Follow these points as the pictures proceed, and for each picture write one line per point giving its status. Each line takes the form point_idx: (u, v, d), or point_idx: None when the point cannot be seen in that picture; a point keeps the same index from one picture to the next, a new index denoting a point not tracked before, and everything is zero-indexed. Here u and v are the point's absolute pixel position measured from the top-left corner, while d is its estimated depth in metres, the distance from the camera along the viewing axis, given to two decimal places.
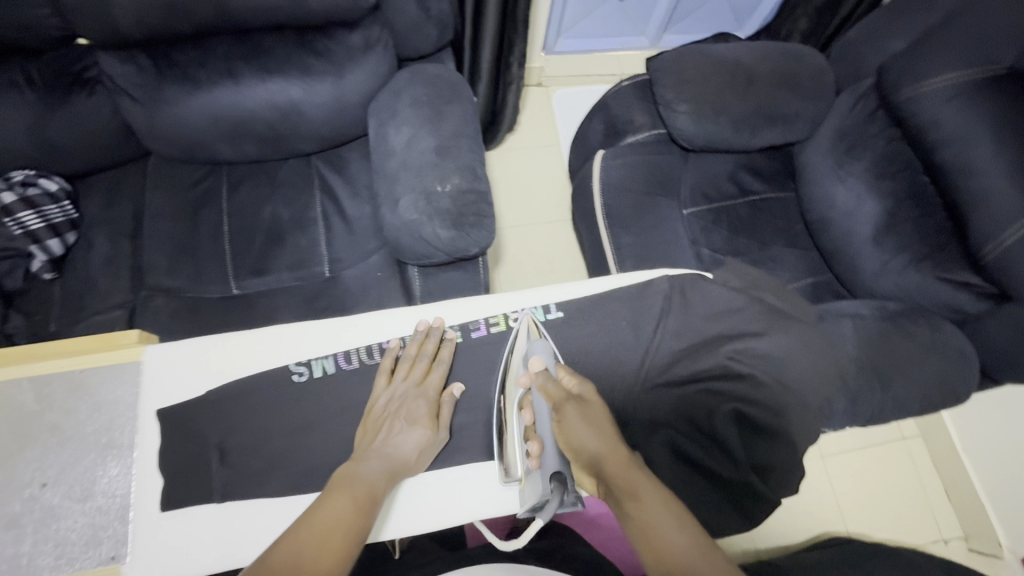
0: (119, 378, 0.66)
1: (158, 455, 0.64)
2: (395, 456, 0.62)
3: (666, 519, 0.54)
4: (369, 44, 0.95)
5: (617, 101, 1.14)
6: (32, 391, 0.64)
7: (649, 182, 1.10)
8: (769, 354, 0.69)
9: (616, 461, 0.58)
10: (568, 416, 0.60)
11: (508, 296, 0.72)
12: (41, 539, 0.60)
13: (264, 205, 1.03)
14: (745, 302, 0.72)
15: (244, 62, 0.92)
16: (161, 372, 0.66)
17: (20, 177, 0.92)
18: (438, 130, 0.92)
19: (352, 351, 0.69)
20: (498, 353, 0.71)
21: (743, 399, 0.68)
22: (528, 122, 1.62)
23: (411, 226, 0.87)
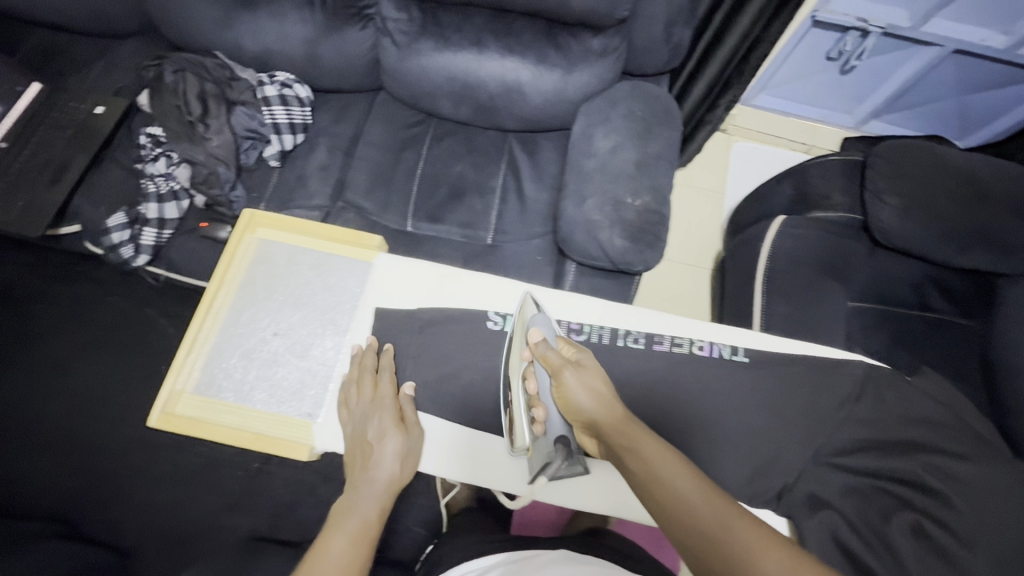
0: (351, 271, 0.75)
1: (366, 346, 0.72)
2: (379, 480, 0.64)
3: (670, 468, 0.54)
4: (606, 51, 1.00)
5: (817, 172, 1.11)
6: (287, 257, 0.76)
7: (824, 262, 1.05)
8: (964, 479, 0.64)
9: (616, 418, 0.59)
10: (569, 380, 0.60)
11: (699, 324, 0.67)
12: (260, 378, 0.70)
13: (455, 162, 1.12)
14: (947, 419, 0.67)
15: (494, 37, 1.00)
16: (386, 279, 0.75)
17: (282, 79, 1.09)
18: (642, 146, 0.95)
19: (545, 321, 0.68)
20: (675, 375, 0.65)
21: (927, 512, 0.63)
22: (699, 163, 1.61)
23: (588, 225, 0.91)
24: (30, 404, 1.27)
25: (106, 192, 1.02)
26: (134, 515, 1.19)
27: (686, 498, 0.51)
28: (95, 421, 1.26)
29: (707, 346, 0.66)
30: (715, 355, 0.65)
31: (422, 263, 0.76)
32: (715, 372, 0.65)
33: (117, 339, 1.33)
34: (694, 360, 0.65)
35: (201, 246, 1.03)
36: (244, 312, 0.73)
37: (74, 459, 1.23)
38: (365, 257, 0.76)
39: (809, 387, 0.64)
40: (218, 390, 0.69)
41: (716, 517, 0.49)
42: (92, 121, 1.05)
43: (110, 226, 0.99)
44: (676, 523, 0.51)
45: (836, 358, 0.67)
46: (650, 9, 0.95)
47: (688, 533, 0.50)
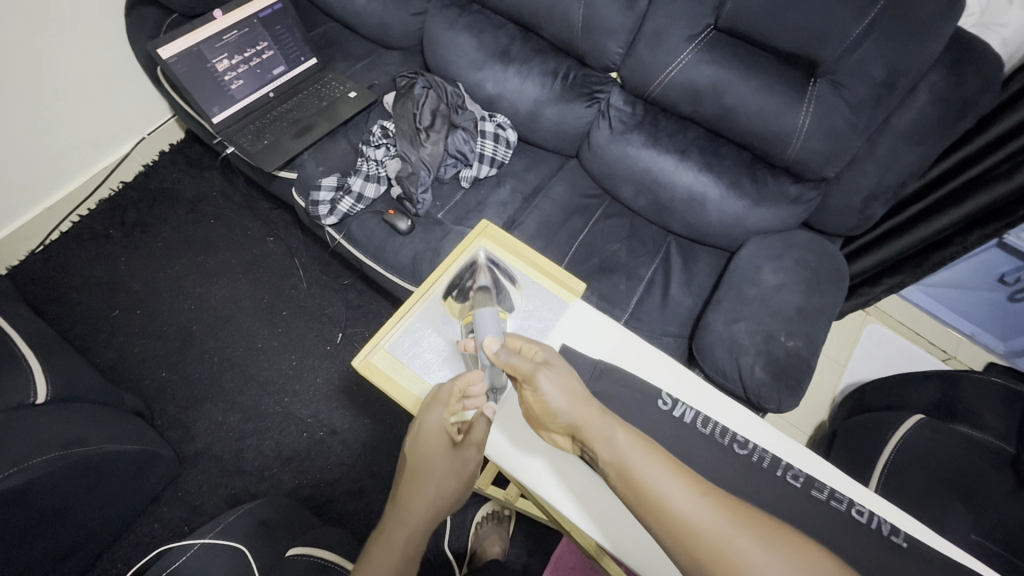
0: (550, 302, 0.82)
1: None
2: (427, 502, 0.62)
3: (639, 459, 0.51)
4: (799, 198, 1.06)
5: (973, 388, 1.07)
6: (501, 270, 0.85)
7: (958, 481, 0.96)
8: None
9: (585, 414, 0.57)
10: (542, 383, 0.59)
11: (858, 489, 0.66)
12: (447, 365, 0.77)
13: (615, 241, 1.19)
14: None
15: (699, 152, 1.11)
16: (573, 322, 0.78)
17: (501, 121, 1.24)
18: (808, 295, 0.98)
19: (710, 419, 0.68)
20: (828, 530, 0.62)
21: None
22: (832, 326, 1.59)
23: (734, 346, 0.93)
24: (169, 298, 1.42)
25: (330, 158, 1.20)
26: (202, 430, 1.28)
27: (659, 492, 0.49)
28: (210, 333, 1.39)
29: (865, 514, 0.63)
30: (872, 525, 0.62)
31: (612, 324, 0.78)
32: (868, 544, 0.61)
33: (257, 273, 1.47)
34: (849, 522, 0.62)
35: (379, 228, 1.15)
36: (453, 302, 0.81)
37: (180, 359, 1.35)
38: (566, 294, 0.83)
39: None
40: (409, 360, 0.77)
41: (692, 509, 0.47)
42: (342, 102, 1.25)
43: (322, 184, 1.15)
44: (660, 527, 0.48)
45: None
46: (857, 179, 1.02)
47: (672, 542, 0.47)
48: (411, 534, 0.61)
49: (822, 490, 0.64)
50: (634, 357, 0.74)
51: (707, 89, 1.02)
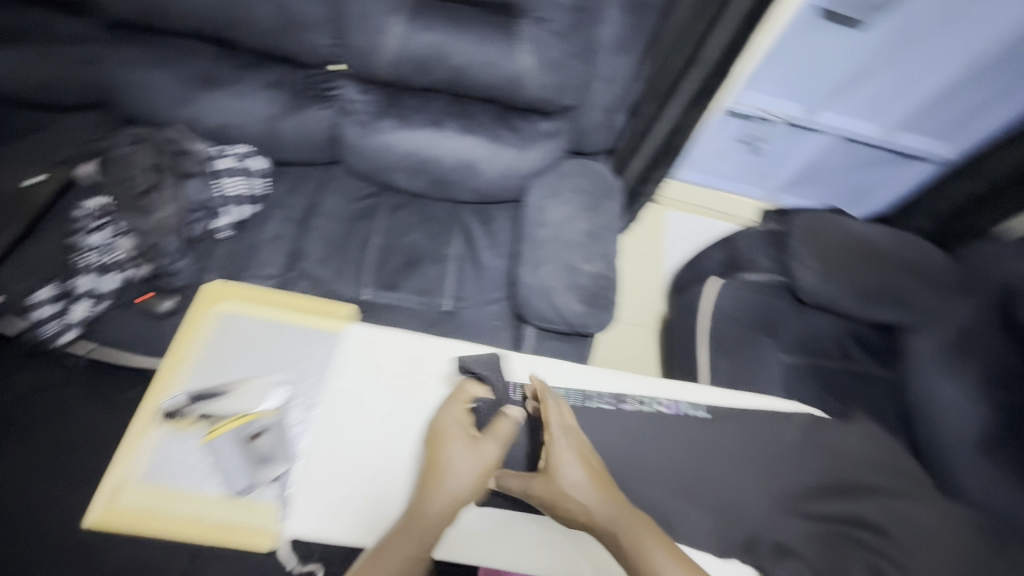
0: (320, 343, 0.81)
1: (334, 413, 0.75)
2: (457, 488, 0.66)
3: (643, 542, 0.62)
4: (554, 133, 1.11)
5: (745, 240, 1.24)
6: (246, 335, 0.80)
7: (762, 322, 1.15)
8: (922, 527, 0.76)
9: (597, 504, 0.65)
10: (559, 479, 0.66)
11: (662, 385, 0.80)
12: (206, 467, 0.71)
13: (410, 232, 1.16)
14: (885, 455, 0.83)
15: (452, 119, 1.09)
16: (359, 348, 0.80)
17: (241, 152, 1.10)
18: (592, 217, 1.04)
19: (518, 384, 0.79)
20: (645, 430, 0.78)
21: (880, 551, 0.74)
22: (618, 243, 1.68)
23: (545, 290, 0.96)
24: None
25: (37, 266, 0.96)
26: None
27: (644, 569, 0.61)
28: None
29: (670, 405, 0.80)
30: (676, 411, 0.79)
31: (400, 334, 0.82)
32: (680, 426, 0.79)
33: None
34: (659, 416, 0.79)
35: (136, 318, 0.99)
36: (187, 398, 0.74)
37: None
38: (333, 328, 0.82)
39: (759, 442, 0.79)
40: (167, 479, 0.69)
41: None
42: (27, 191, 1.01)
43: (37, 302, 0.92)
44: None
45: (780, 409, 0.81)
46: (592, 98, 1.09)
47: None
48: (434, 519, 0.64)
49: (634, 401, 0.79)
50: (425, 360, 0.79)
51: (430, 56, 0.99)
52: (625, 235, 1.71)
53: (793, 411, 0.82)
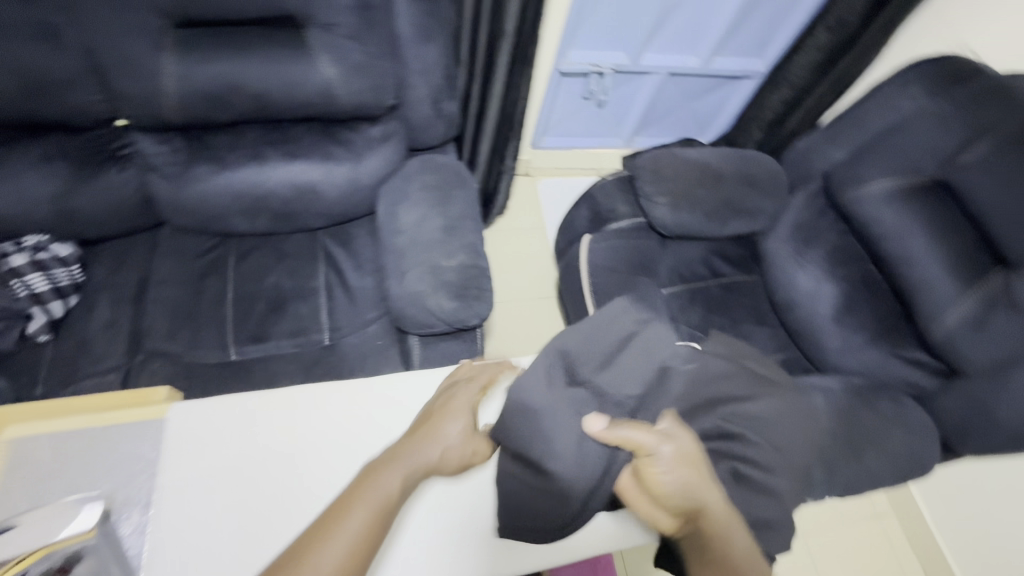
0: (144, 435, 0.70)
1: (174, 509, 0.65)
2: (432, 461, 0.65)
3: (748, 553, 0.63)
4: (386, 136, 1.07)
5: (601, 192, 1.27)
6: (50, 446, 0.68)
7: (637, 264, 1.21)
8: (757, 417, 0.76)
9: (719, 507, 0.63)
10: (663, 457, 0.62)
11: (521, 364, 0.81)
12: None
13: (268, 274, 1.08)
14: (735, 371, 0.79)
15: (272, 148, 1.02)
16: (188, 428, 0.70)
17: (35, 242, 0.97)
18: (445, 210, 1.01)
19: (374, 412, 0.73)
20: None
21: (740, 458, 0.73)
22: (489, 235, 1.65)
23: (415, 297, 0.92)
24: None
25: None
26: None
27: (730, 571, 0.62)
28: None
29: None
30: None
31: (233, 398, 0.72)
32: None
33: None
34: None
35: None
36: None
37: None
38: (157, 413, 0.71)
39: None
40: None
41: None
42: None
43: None
44: None
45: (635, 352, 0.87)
46: (413, 92, 1.04)
47: None
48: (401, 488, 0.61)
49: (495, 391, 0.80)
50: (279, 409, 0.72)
51: (222, 88, 0.91)
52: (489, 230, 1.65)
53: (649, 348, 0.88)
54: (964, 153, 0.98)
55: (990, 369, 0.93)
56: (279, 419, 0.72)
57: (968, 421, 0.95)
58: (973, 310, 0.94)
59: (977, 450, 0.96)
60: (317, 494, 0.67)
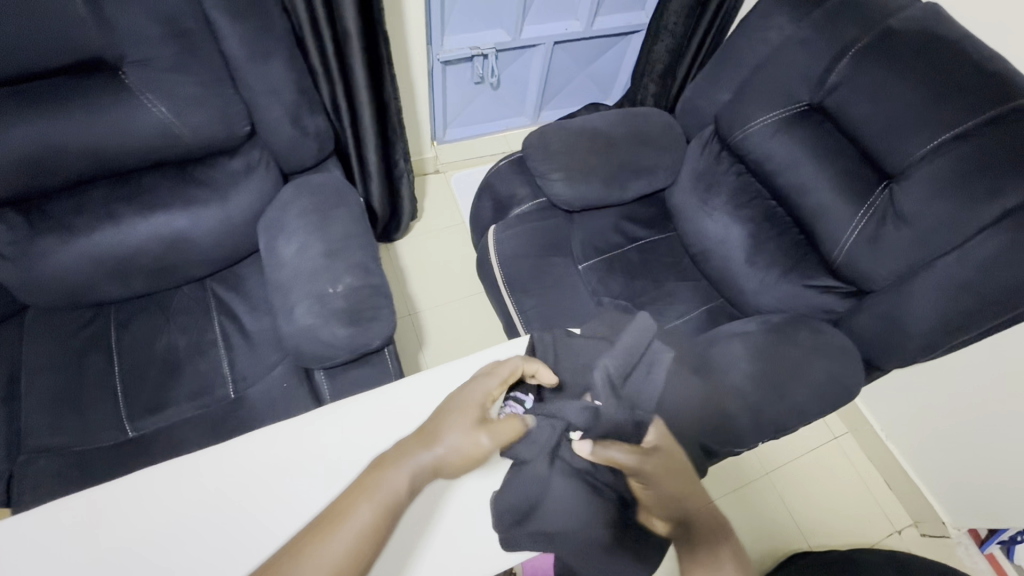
0: None
1: None
2: (434, 457, 0.64)
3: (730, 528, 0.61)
4: (251, 166, 1.00)
5: (498, 179, 1.23)
6: None
7: (547, 244, 1.18)
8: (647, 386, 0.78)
9: (687, 487, 0.66)
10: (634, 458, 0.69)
11: (404, 383, 0.76)
12: None
13: (158, 336, 1.00)
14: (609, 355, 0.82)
15: (124, 203, 0.93)
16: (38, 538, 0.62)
17: None
18: (325, 234, 0.95)
19: (253, 472, 0.68)
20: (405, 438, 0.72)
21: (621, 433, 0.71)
22: (407, 242, 1.60)
23: (307, 331, 0.87)
24: None
25: None
26: None
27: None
28: None
29: (420, 400, 0.75)
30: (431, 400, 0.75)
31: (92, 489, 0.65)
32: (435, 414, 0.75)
33: None
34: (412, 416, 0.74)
35: None
36: None
37: None
38: None
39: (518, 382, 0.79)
40: None
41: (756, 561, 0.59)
42: None
43: None
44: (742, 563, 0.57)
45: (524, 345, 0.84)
46: (267, 116, 0.97)
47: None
48: (398, 480, 0.61)
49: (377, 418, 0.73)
50: (184, 471, 0.67)
51: (43, 153, 0.83)
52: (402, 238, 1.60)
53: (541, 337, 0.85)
54: (831, 75, 0.98)
55: (891, 282, 0.95)
56: (157, 499, 0.65)
57: (882, 337, 0.96)
58: (868, 227, 0.95)
59: (898, 363, 0.97)
60: (233, 555, 0.63)
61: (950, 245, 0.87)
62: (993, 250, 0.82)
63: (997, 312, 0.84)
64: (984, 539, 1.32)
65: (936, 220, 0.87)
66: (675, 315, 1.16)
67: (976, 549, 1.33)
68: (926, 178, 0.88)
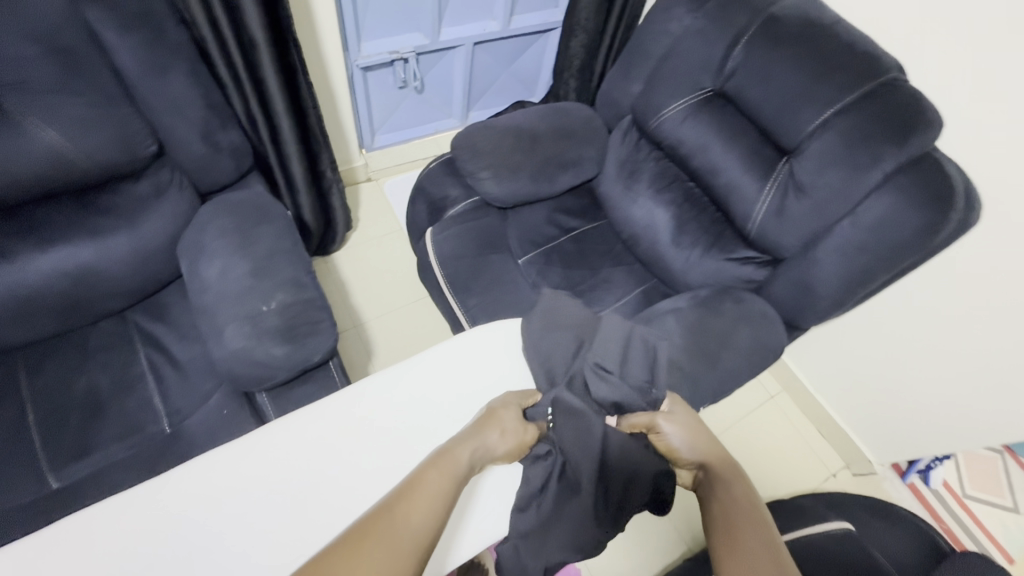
0: None
1: None
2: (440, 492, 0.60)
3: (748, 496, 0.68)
4: (160, 188, 0.96)
5: (430, 182, 1.23)
6: None
7: (483, 242, 1.19)
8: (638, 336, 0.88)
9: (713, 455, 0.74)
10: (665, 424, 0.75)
11: (352, 391, 0.73)
12: None
13: (76, 377, 0.94)
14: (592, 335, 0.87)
15: (15, 239, 0.85)
16: None
17: None
18: (250, 252, 0.93)
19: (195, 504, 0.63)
20: (357, 443, 0.69)
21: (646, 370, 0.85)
22: (344, 253, 1.57)
23: (242, 354, 0.84)
24: None
25: None
26: None
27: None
28: None
29: (369, 406, 0.72)
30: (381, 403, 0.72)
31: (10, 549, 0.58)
32: (390, 414, 0.72)
33: None
34: (365, 423, 0.71)
35: None
36: None
37: None
38: None
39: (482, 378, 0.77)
40: None
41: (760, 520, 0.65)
42: None
43: None
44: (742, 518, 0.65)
45: (480, 335, 0.82)
46: (174, 134, 0.93)
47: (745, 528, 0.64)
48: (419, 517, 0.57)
49: (328, 428, 0.70)
50: (111, 510, 0.61)
51: None
52: (338, 249, 1.56)
53: (497, 326, 0.83)
54: (728, 63, 1.06)
55: (800, 248, 1.03)
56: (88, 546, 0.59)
57: (797, 299, 1.05)
58: (776, 199, 1.03)
59: (815, 321, 1.06)
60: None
61: (845, 211, 0.96)
62: (878, 212, 0.92)
63: (889, 266, 0.94)
64: (906, 471, 1.47)
65: (831, 188, 0.95)
66: (614, 299, 1.21)
67: (900, 481, 1.47)
68: (818, 151, 0.96)
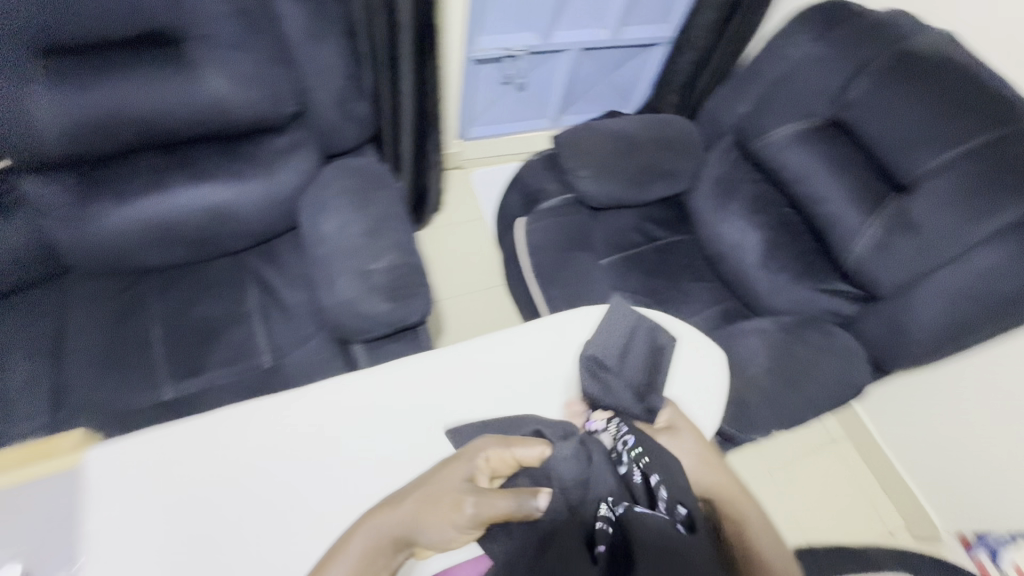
0: (56, 491, 0.63)
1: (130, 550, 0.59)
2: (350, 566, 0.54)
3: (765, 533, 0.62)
4: (296, 144, 1.04)
5: (530, 174, 1.28)
6: None
7: (570, 238, 1.23)
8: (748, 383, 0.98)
9: (724, 483, 0.67)
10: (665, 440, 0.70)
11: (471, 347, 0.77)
12: None
13: (198, 303, 1.04)
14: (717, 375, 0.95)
15: (173, 172, 0.97)
16: (105, 478, 0.62)
17: None
18: (366, 213, 1.00)
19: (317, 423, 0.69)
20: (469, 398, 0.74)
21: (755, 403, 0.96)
22: (429, 232, 1.65)
23: (350, 304, 0.92)
24: None
25: None
26: None
27: None
28: None
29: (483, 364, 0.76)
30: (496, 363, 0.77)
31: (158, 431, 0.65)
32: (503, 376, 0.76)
33: None
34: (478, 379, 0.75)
35: None
36: None
37: None
38: (66, 464, 0.64)
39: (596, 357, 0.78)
40: None
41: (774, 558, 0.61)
42: None
43: None
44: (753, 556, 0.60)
45: (598, 313, 0.82)
46: (316, 98, 1.02)
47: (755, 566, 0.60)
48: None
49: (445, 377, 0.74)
50: (243, 415, 0.68)
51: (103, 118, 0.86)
52: (425, 227, 1.64)
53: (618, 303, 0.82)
54: (849, 92, 1.05)
55: (900, 287, 1.00)
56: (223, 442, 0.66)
57: (889, 339, 1.03)
58: (881, 233, 1.00)
59: (904, 366, 1.03)
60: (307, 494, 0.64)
61: (957, 254, 0.93)
62: (994, 259, 0.89)
63: (992, 319, 0.92)
64: None
65: (943, 228, 0.93)
66: (692, 312, 1.22)
67: None
68: (936, 189, 0.94)
